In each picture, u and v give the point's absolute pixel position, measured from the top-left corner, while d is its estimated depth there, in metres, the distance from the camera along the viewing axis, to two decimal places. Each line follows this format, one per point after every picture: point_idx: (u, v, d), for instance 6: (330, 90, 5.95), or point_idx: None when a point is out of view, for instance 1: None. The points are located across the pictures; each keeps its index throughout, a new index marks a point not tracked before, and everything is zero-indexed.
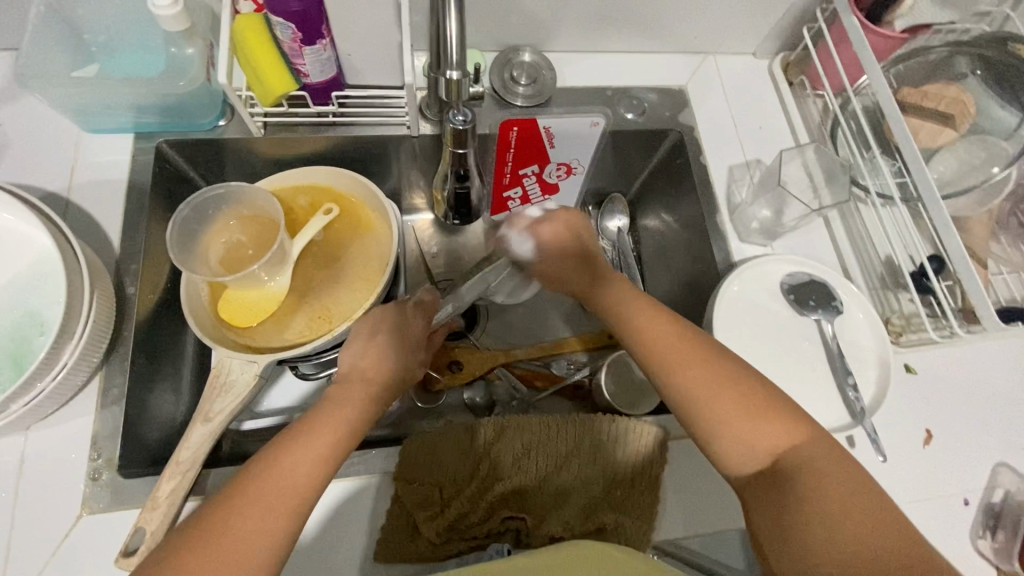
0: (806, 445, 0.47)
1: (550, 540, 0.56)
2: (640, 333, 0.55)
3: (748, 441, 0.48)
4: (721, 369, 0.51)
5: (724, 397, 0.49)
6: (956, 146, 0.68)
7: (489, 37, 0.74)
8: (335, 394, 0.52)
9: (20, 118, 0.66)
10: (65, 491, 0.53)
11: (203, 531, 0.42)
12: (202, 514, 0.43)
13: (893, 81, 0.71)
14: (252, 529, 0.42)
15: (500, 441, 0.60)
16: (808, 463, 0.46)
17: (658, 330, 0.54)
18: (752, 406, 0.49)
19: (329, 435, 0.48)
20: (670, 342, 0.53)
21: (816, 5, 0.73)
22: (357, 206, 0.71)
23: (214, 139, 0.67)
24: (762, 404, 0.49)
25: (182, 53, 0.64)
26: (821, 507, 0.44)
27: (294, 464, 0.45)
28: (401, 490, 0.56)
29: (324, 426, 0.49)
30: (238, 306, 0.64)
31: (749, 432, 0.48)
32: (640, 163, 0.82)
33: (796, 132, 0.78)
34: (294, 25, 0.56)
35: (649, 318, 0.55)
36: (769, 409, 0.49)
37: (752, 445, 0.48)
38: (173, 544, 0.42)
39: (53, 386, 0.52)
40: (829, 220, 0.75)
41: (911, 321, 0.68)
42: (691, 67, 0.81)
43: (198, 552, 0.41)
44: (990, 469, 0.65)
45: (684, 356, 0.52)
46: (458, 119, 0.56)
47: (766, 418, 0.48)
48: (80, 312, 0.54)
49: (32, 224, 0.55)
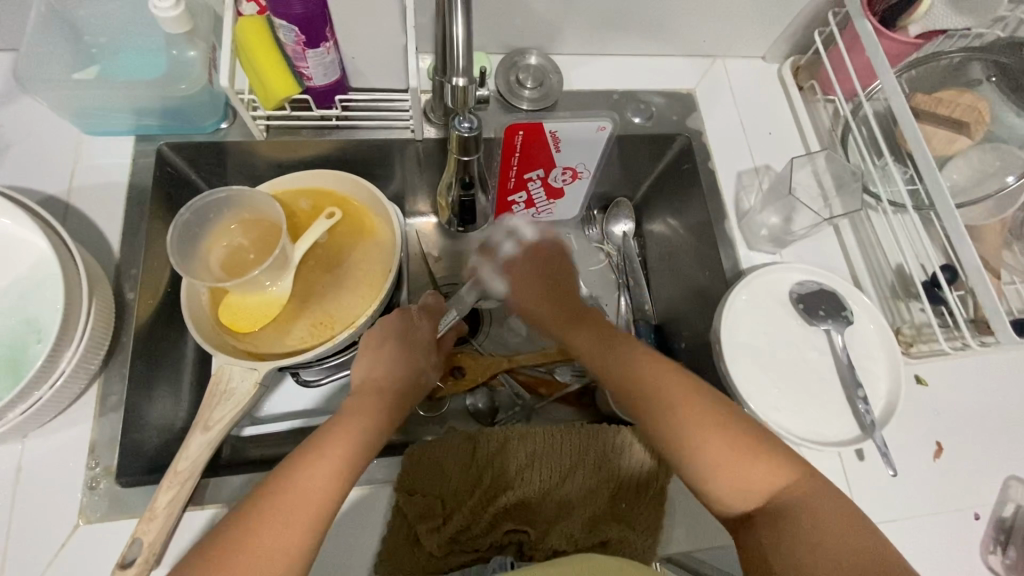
0: (799, 482, 0.48)
1: (553, 553, 0.56)
2: (629, 374, 0.56)
3: (744, 482, 0.48)
4: (715, 407, 0.52)
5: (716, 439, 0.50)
6: (969, 154, 0.67)
7: (495, 40, 0.73)
8: (355, 401, 0.53)
9: (21, 120, 0.65)
10: (63, 500, 0.53)
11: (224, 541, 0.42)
12: (220, 528, 0.43)
13: (906, 86, 0.69)
14: (270, 543, 0.42)
15: (502, 452, 0.59)
16: (802, 501, 0.47)
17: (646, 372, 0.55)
18: (743, 448, 0.49)
19: (344, 445, 0.48)
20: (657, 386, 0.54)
21: (828, 9, 0.72)
22: (360, 210, 0.70)
23: (217, 141, 0.66)
24: (754, 444, 0.50)
25: (183, 55, 0.63)
26: (817, 542, 0.44)
27: (311, 477, 0.46)
28: (402, 500, 0.55)
29: (338, 437, 0.49)
30: (238, 311, 0.63)
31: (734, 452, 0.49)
32: (647, 168, 0.81)
33: (806, 138, 0.77)
34: (298, 28, 0.55)
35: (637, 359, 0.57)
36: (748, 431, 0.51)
37: (747, 485, 0.48)
38: (191, 559, 0.42)
39: (51, 394, 0.51)
40: (839, 227, 0.74)
41: (922, 331, 0.67)
42: (699, 71, 0.80)
43: (215, 569, 0.41)
44: (1002, 482, 0.64)
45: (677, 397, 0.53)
46: (464, 126, 0.56)
47: (759, 459, 0.49)
48: (79, 318, 0.53)
49: (31, 229, 0.55)
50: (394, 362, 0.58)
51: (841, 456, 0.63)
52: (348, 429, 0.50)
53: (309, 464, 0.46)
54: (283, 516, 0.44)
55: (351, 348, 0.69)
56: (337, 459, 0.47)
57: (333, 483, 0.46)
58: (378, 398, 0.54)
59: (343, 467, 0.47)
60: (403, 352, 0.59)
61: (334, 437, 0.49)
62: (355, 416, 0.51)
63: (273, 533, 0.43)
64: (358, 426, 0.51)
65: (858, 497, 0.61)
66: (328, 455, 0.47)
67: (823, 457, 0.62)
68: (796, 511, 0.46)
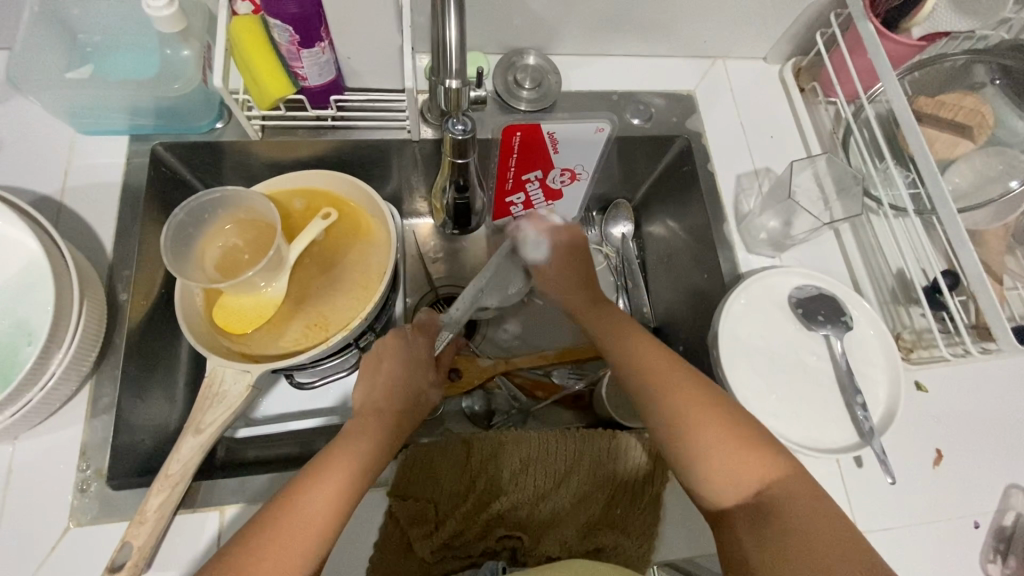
0: (789, 478, 0.48)
1: (546, 559, 0.56)
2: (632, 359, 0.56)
3: (734, 472, 0.48)
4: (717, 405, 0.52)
5: (714, 424, 0.50)
6: (973, 157, 0.66)
7: (492, 40, 0.72)
8: (357, 423, 0.53)
9: (14, 120, 0.65)
10: (53, 502, 0.52)
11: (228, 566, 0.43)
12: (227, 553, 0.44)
13: (908, 89, 0.68)
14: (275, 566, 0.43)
15: (494, 456, 0.59)
16: (791, 497, 0.47)
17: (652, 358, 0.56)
18: (738, 437, 0.49)
19: (345, 469, 0.48)
20: (662, 369, 0.54)
21: (830, 10, 0.71)
22: (356, 210, 0.69)
23: (211, 141, 0.66)
24: (749, 435, 0.50)
25: (177, 55, 0.63)
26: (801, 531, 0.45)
27: (310, 501, 0.46)
28: (394, 505, 0.54)
29: (341, 457, 0.49)
30: (233, 312, 0.63)
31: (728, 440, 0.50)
32: (646, 169, 0.80)
33: (807, 140, 0.76)
34: (291, 27, 0.54)
35: (645, 346, 0.57)
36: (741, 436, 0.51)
37: (738, 477, 0.48)
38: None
39: (41, 395, 0.51)
40: (839, 231, 0.73)
41: (922, 337, 0.66)
42: (700, 72, 0.79)
43: None
44: (1002, 491, 0.63)
45: (676, 384, 0.53)
46: (457, 128, 0.56)
47: (754, 452, 0.49)
48: (70, 319, 0.53)
49: (22, 229, 0.54)
50: (398, 382, 0.58)
51: (839, 462, 0.62)
52: (349, 449, 0.50)
53: (312, 485, 0.47)
54: (287, 538, 0.44)
55: (347, 350, 0.69)
56: (340, 481, 0.48)
57: (336, 504, 0.47)
58: (378, 418, 0.54)
59: (345, 489, 0.48)
60: (406, 374, 0.59)
61: (336, 458, 0.49)
62: (357, 435, 0.52)
63: (277, 556, 0.43)
64: (360, 445, 0.51)
65: (856, 504, 0.60)
66: (331, 476, 0.48)
67: (820, 464, 0.61)
68: (785, 506, 0.46)
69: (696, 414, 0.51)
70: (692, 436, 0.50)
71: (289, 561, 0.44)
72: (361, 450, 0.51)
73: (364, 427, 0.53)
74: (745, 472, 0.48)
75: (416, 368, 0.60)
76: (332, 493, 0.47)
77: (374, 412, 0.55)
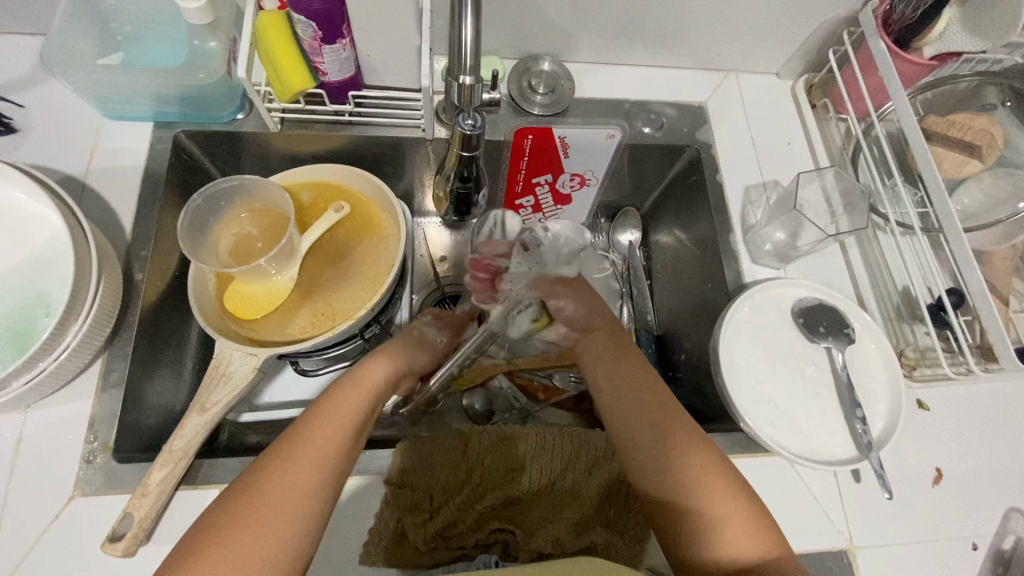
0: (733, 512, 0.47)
1: (537, 555, 0.56)
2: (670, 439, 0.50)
3: (718, 533, 0.46)
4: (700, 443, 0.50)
5: (720, 496, 0.47)
6: (981, 178, 0.66)
7: (510, 45, 0.74)
8: (333, 391, 0.51)
9: (43, 102, 0.67)
10: (58, 471, 0.54)
11: (218, 520, 0.40)
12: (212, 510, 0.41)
13: (920, 108, 0.69)
14: (273, 524, 0.40)
15: (493, 449, 0.60)
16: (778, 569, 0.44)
17: (669, 425, 0.51)
18: (723, 484, 0.48)
19: (336, 427, 0.47)
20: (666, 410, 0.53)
21: (844, 28, 0.72)
22: (369, 206, 0.70)
23: (232, 131, 0.68)
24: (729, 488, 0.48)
25: (204, 46, 0.65)
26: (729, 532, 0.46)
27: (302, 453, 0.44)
28: (390, 492, 0.55)
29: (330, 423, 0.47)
30: (244, 298, 0.64)
31: (710, 479, 0.48)
32: (655, 179, 0.82)
33: (817, 155, 0.77)
34: (314, 23, 0.56)
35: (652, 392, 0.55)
36: (722, 475, 0.48)
37: (721, 530, 0.46)
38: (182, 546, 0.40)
39: (54, 366, 0.52)
40: (845, 245, 0.73)
41: (926, 356, 0.66)
42: (712, 84, 0.80)
43: (212, 535, 0.39)
44: (1002, 514, 0.62)
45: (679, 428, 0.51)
46: (467, 123, 0.57)
47: (732, 502, 0.47)
48: (87, 294, 0.54)
49: (48, 207, 0.57)
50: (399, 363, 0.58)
51: (837, 476, 0.62)
52: (335, 416, 0.48)
53: (305, 436, 0.45)
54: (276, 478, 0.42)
55: (353, 340, 0.71)
56: (330, 440, 0.46)
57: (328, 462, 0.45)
58: (356, 391, 0.52)
59: (330, 447, 0.46)
60: (405, 355, 0.60)
61: (311, 437, 0.46)
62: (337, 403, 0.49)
63: (273, 501, 0.41)
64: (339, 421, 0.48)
65: (851, 519, 0.60)
66: (307, 454, 0.44)
67: (817, 477, 0.61)
68: None
69: (694, 469, 0.48)
70: (685, 489, 0.48)
71: (286, 518, 0.41)
72: (344, 421, 0.48)
73: (345, 395, 0.51)
74: (727, 533, 0.46)
75: (422, 344, 0.65)
76: (323, 447, 0.45)
77: (353, 387, 0.52)
